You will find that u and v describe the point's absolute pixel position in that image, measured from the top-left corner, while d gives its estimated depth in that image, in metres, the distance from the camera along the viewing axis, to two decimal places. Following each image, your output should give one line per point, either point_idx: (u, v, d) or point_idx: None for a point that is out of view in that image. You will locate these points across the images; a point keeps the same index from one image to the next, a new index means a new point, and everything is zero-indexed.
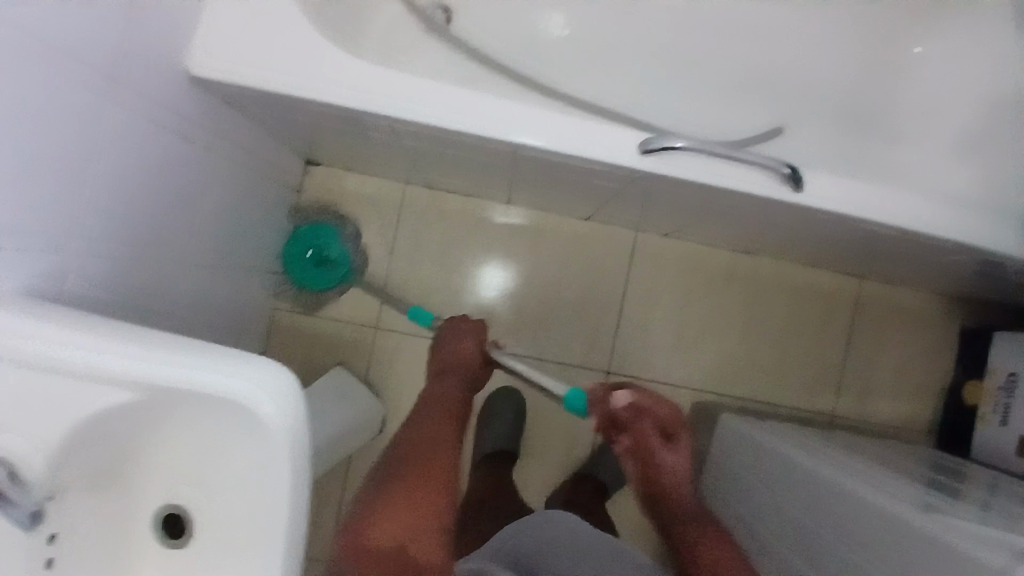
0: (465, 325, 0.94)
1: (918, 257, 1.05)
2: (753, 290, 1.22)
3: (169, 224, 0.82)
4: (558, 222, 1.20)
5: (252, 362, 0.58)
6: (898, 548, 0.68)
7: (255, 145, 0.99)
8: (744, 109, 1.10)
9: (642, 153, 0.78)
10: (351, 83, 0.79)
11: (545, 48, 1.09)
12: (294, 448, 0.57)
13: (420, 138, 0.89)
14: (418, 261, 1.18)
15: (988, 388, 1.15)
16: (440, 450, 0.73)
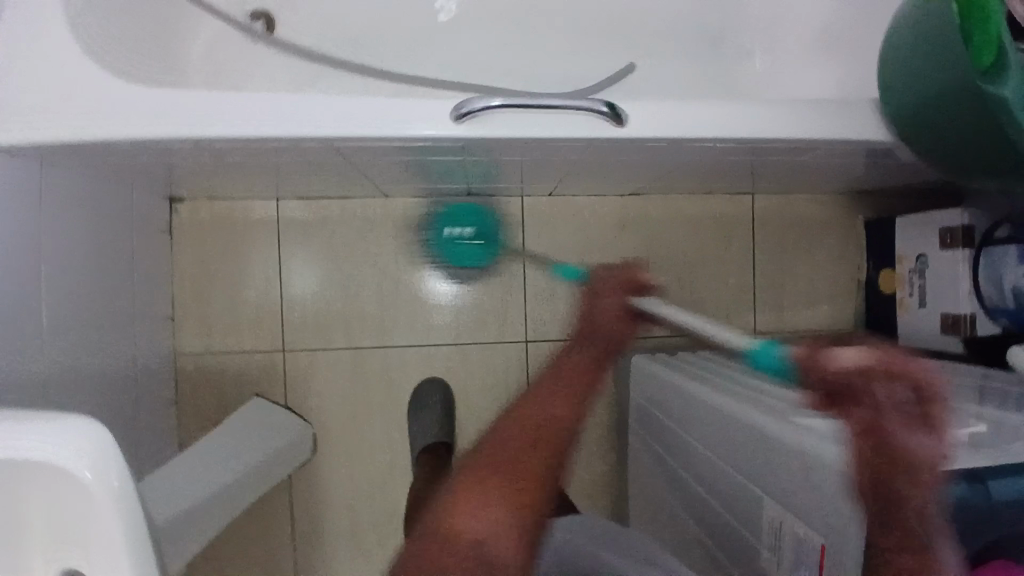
0: (611, 281, 0.80)
1: (795, 165, 1.04)
2: (650, 230, 1.21)
3: (20, 298, 0.78)
4: (496, 204, 1.19)
5: (55, 424, 0.55)
6: (759, 459, 0.65)
7: (99, 195, 0.95)
8: (590, 51, 1.08)
9: (456, 121, 0.77)
10: (157, 114, 0.75)
11: (376, 33, 1.07)
12: (125, 511, 0.54)
13: (257, 151, 0.86)
14: (358, 272, 1.17)
15: (900, 274, 1.15)
16: (547, 445, 0.69)
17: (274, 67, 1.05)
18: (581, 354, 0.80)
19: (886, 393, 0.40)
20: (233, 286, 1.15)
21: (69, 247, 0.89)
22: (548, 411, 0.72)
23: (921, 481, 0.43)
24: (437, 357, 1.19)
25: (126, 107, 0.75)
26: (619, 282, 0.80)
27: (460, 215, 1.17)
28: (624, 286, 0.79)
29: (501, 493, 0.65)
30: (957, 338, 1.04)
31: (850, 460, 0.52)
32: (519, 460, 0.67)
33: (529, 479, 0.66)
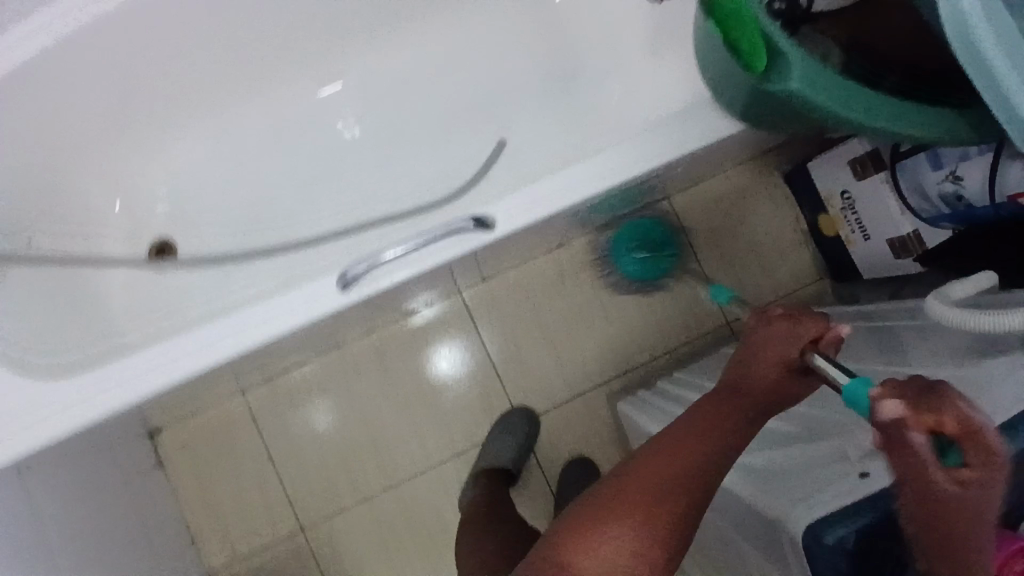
0: (783, 326, 0.60)
1: (692, 171, 1.06)
2: (588, 270, 1.23)
3: None
4: (484, 290, 1.23)
5: None
6: (729, 509, 0.68)
7: (96, 464, 1.01)
8: (459, 144, 1.13)
9: (342, 290, 0.82)
10: (90, 397, 0.82)
11: (268, 213, 1.14)
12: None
13: (203, 378, 0.91)
14: (369, 401, 1.21)
15: (835, 216, 1.13)
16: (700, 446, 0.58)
17: (188, 284, 1.11)
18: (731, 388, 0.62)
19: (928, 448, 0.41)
20: (239, 487, 1.19)
21: (72, 524, 0.93)
22: (718, 438, 0.58)
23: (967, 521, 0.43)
24: (445, 473, 1.20)
25: (63, 403, 0.82)
26: (798, 328, 0.60)
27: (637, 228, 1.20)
28: (802, 335, 0.60)
29: (658, 505, 0.54)
30: (913, 258, 1.02)
31: (784, 509, 0.55)
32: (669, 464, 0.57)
33: (665, 535, 0.53)
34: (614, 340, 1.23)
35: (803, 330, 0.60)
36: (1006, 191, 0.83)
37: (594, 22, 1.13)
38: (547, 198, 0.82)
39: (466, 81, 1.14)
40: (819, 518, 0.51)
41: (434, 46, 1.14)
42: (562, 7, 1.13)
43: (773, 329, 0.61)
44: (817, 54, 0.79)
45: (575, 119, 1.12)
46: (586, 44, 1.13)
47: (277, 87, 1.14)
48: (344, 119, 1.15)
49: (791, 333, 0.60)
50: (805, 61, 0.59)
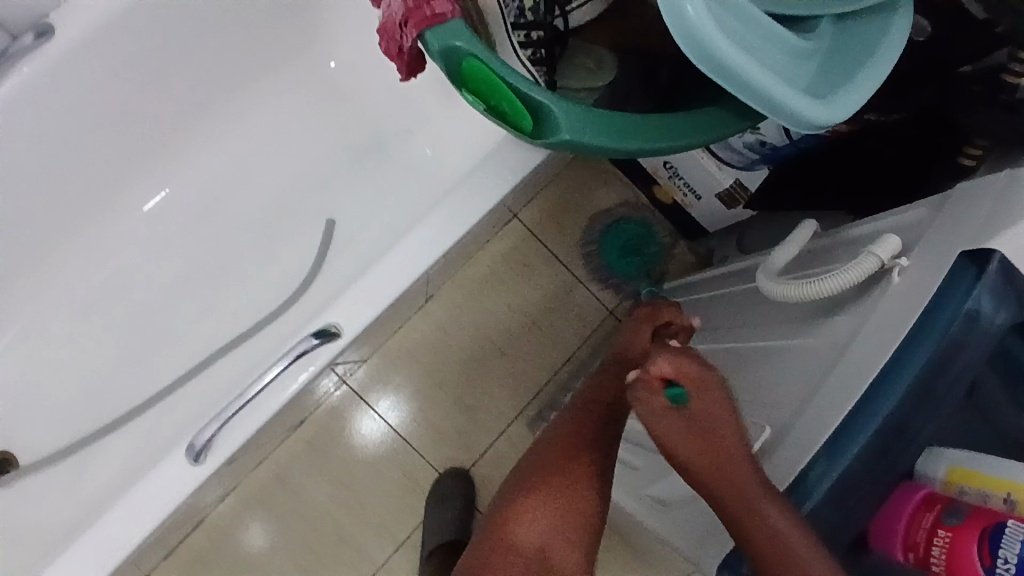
0: (644, 315, 0.76)
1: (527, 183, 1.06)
2: (464, 313, 1.20)
3: None
4: (384, 355, 1.18)
5: None
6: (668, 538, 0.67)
7: None
8: (284, 241, 1.08)
9: (197, 461, 0.74)
10: None
11: (106, 383, 1.03)
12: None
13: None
14: (304, 511, 1.12)
15: (668, 185, 1.17)
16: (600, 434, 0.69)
17: (43, 491, 0.99)
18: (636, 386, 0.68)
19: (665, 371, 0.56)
20: None
21: None
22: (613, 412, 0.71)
23: (702, 442, 0.54)
24: (395, 568, 1.13)
25: None
26: (659, 314, 0.75)
27: (614, 235, 1.25)
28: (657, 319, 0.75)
29: (577, 483, 0.67)
30: (743, 206, 1.07)
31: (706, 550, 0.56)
32: (580, 451, 0.68)
33: (585, 497, 0.66)
34: (514, 369, 1.21)
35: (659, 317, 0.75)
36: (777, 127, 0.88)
37: (373, 79, 1.11)
38: (383, 288, 0.78)
39: (268, 177, 1.09)
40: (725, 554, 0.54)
41: (219, 153, 1.08)
42: (336, 74, 1.10)
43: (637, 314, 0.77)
44: (587, 64, 0.81)
45: (392, 179, 1.10)
46: (374, 102, 1.11)
47: (62, 247, 1.02)
48: (153, 254, 1.06)
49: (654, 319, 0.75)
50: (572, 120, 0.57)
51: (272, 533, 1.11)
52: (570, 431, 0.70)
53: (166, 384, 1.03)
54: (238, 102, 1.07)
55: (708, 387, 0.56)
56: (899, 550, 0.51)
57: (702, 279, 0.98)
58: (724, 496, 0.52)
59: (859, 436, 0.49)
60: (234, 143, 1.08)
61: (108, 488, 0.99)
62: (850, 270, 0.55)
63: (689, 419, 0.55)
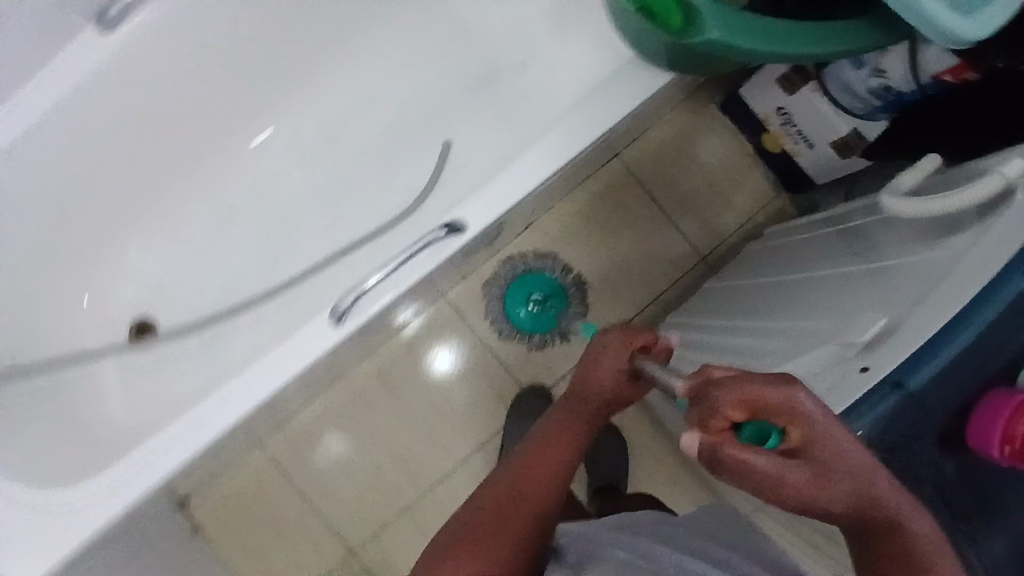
0: (615, 339, 0.66)
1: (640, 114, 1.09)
2: (559, 243, 1.25)
3: None
4: (480, 275, 1.25)
5: None
6: None
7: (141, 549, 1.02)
8: (404, 157, 1.17)
9: (337, 323, 0.84)
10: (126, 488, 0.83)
11: (240, 269, 1.15)
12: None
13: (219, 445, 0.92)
14: (397, 406, 1.23)
15: (778, 133, 1.18)
16: (546, 474, 0.63)
17: (179, 356, 1.12)
18: (573, 421, 0.67)
19: (769, 397, 0.47)
20: (283, 537, 1.20)
21: None
22: (553, 464, 0.64)
23: (830, 485, 0.47)
24: (475, 467, 1.23)
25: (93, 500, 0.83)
26: (630, 340, 0.66)
27: (517, 289, 1.24)
28: (632, 344, 0.66)
29: (501, 547, 0.56)
30: (858, 155, 1.07)
31: None
32: (502, 525, 0.58)
33: (497, 569, 0.55)
34: (602, 301, 1.26)
35: (633, 339, 0.66)
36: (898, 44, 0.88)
37: (500, 9, 1.16)
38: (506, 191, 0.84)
39: (395, 97, 1.18)
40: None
41: (353, 70, 1.17)
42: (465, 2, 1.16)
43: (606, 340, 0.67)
44: None
45: (508, 106, 1.16)
46: (498, 32, 1.16)
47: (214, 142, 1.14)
48: (289, 159, 1.17)
49: (608, 354, 0.66)
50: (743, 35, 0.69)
51: (367, 421, 1.23)
52: (497, 500, 0.60)
53: (292, 276, 1.15)
54: (375, 24, 1.15)
55: (813, 421, 0.48)
56: (996, 444, 0.55)
57: (808, 219, 1.00)
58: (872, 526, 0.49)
59: (959, 332, 0.56)
60: (367, 62, 1.17)
61: (235, 359, 1.12)
62: (973, 188, 0.57)
63: (789, 467, 0.47)
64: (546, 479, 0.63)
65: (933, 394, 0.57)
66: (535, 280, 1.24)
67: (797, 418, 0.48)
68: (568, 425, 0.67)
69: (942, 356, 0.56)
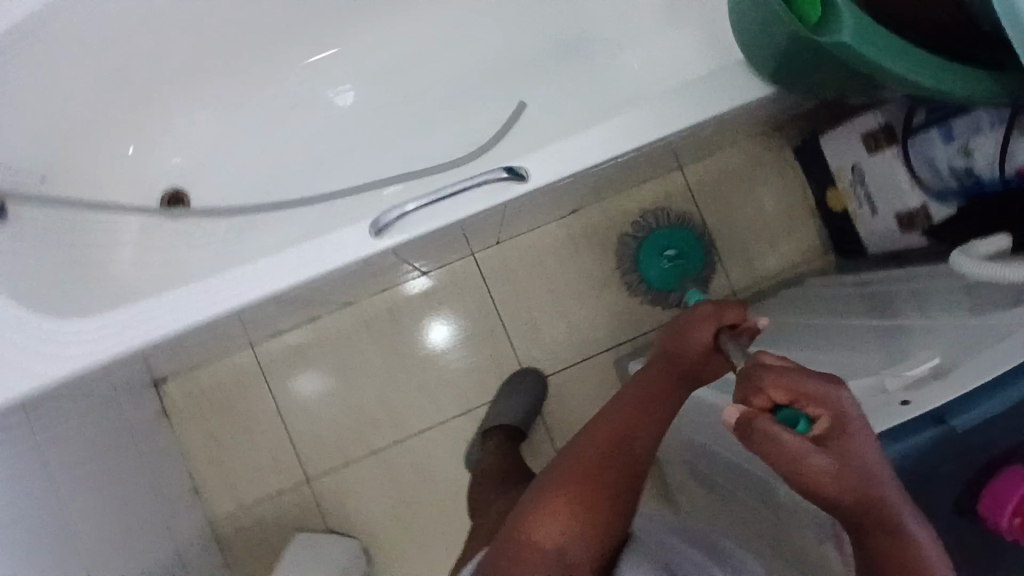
0: (709, 310, 0.65)
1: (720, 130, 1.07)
2: (601, 235, 1.23)
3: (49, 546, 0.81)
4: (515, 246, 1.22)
5: None
6: None
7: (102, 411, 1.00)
8: (477, 108, 1.15)
9: (376, 237, 0.78)
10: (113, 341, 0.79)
11: (285, 170, 1.14)
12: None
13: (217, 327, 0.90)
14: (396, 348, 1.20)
15: (844, 190, 1.17)
16: (641, 426, 0.59)
17: (201, 234, 1.10)
18: (661, 377, 0.64)
19: (813, 390, 0.47)
20: (246, 443, 1.18)
21: (74, 473, 0.92)
22: (654, 425, 0.60)
23: (876, 483, 0.46)
24: (454, 431, 1.20)
25: (77, 340, 0.79)
26: (718, 314, 0.64)
27: (670, 235, 1.22)
28: (721, 318, 0.64)
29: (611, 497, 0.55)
30: (919, 232, 1.05)
31: None
32: (613, 471, 0.56)
33: (608, 511, 0.54)
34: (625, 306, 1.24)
35: (723, 314, 0.65)
36: (988, 108, 0.87)
37: None
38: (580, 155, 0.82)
39: (485, 47, 1.16)
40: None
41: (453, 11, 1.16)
42: None
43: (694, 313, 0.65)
44: None
45: (591, 89, 1.15)
46: (604, 14, 1.15)
47: (298, 39, 1.13)
48: (364, 78, 1.16)
49: (695, 324, 0.64)
50: (857, 38, 0.72)
51: (363, 355, 1.20)
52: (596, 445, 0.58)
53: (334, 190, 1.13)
54: None
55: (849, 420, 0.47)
56: (1006, 514, 0.52)
57: (852, 279, 0.97)
58: (886, 548, 0.48)
59: (997, 393, 0.52)
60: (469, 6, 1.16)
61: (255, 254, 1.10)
62: None
63: (832, 462, 0.46)
64: (644, 434, 0.59)
65: (964, 450, 0.54)
66: (681, 237, 1.23)
67: (828, 410, 0.47)
68: (659, 386, 0.63)
69: (974, 412, 0.52)
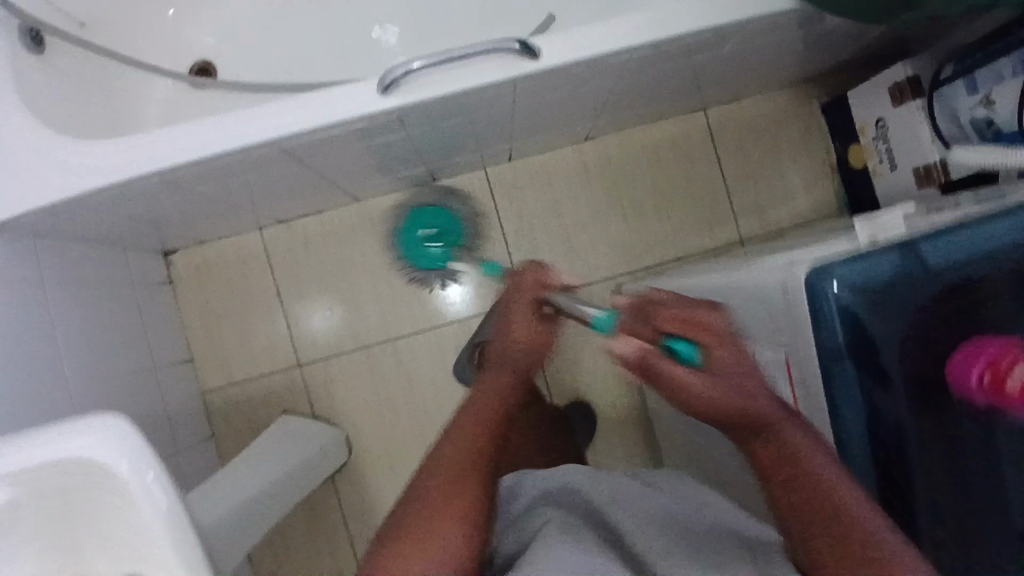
0: (527, 280, 0.66)
1: (748, 63, 1.06)
2: (614, 168, 1.22)
3: (37, 361, 0.85)
4: (528, 164, 1.22)
5: (72, 424, 0.60)
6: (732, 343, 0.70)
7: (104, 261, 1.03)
8: (510, 20, 1.16)
9: (383, 94, 0.79)
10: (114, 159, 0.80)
11: (314, 57, 1.16)
12: (176, 524, 0.60)
13: (226, 182, 0.92)
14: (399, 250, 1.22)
15: (867, 145, 1.15)
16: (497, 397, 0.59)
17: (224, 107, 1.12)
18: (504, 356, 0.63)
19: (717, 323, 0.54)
20: (243, 322, 1.21)
21: (81, 312, 0.96)
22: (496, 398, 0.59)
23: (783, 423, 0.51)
24: (445, 338, 1.22)
25: (84, 160, 0.80)
26: (533, 280, 0.66)
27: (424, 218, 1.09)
28: (535, 287, 0.66)
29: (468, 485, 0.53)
30: (937, 187, 1.02)
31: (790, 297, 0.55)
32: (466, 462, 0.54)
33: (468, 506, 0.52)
34: (631, 238, 1.23)
35: (540, 280, 0.66)
36: (1012, 53, 0.87)
37: None
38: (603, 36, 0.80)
39: None
40: (814, 269, 0.53)
41: None
42: None
43: (519, 280, 0.66)
44: None
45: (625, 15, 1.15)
46: None
47: None
48: None
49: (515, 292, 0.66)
50: None
51: (366, 252, 1.22)
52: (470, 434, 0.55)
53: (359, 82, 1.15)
54: None
55: (728, 347, 0.54)
56: (977, 368, 0.49)
57: None
58: (802, 500, 0.49)
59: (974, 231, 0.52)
60: None
61: None
62: None
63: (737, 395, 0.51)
64: (499, 411, 0.58)
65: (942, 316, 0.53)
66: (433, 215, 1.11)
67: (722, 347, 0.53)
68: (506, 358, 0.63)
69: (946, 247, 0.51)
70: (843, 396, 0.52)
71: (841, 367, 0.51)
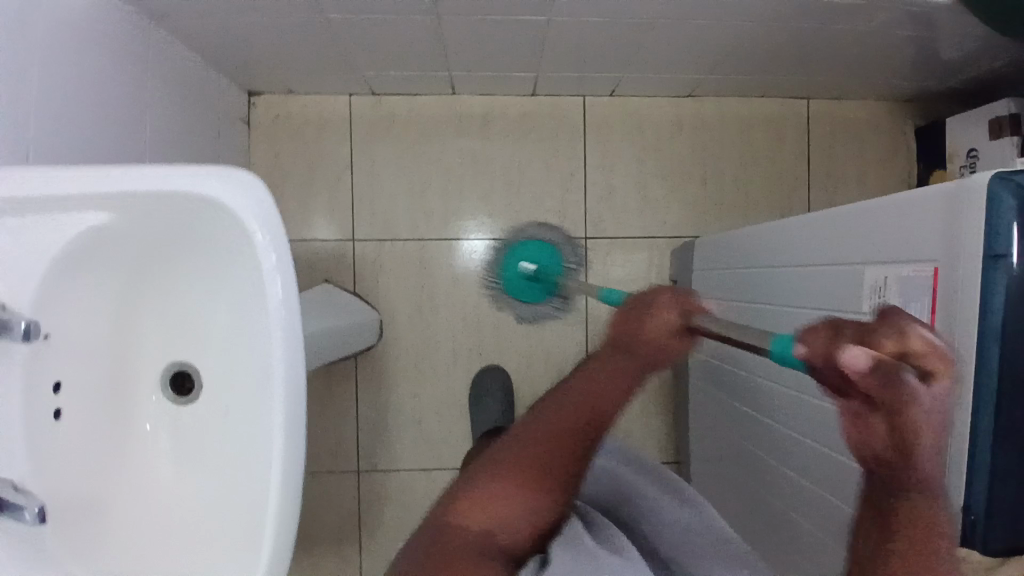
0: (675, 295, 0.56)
1: (867, 60, 1.07)
2: (705, 132, 1.23)
3: (114, 142, 0.82)
4: (624, 105, 1.23)
5: (216, 171, 0.56)
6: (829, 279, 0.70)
7: (196, 78, 1.01)
8: None
9: None
10: None
11: None
12: (288, 298, 0.57)
13: (351, 24, 0.91)
14: (479, 154, 1.21)
15: (952, 172, 1.15)
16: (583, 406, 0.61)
17: None
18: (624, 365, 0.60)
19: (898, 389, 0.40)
20: (308, 183, 1.20)
21: (163, 115, 0.93)
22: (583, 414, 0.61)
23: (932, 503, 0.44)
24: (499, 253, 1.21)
25: None
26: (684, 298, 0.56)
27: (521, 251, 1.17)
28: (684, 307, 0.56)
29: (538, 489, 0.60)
30: None
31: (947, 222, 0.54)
32: (540, 468, 0.60)
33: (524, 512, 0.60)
34: (702, 203, 1.24)
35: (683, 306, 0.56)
36: None
37: None
38: None
39: None
40: (998, 174, 0.50)
41: None
42: None
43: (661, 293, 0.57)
44: None
45: None
46: None
47: None
48: None
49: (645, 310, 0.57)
50: None
51: (446, 147, 1.21)
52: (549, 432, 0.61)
53: None
54: None
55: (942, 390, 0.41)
56: None
57: None
58: None
59: None
60: None
61: None
62: None
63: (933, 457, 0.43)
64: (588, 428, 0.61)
65: None
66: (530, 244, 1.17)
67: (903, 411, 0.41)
68: (615, 362, 0.60)
69: None
70: (989, 308, 0.50)
71: (998, 278, 0.50)
